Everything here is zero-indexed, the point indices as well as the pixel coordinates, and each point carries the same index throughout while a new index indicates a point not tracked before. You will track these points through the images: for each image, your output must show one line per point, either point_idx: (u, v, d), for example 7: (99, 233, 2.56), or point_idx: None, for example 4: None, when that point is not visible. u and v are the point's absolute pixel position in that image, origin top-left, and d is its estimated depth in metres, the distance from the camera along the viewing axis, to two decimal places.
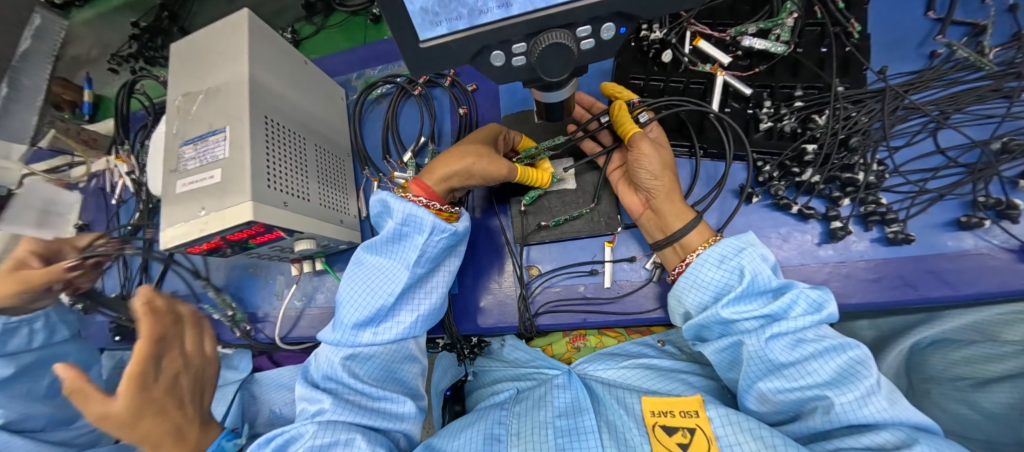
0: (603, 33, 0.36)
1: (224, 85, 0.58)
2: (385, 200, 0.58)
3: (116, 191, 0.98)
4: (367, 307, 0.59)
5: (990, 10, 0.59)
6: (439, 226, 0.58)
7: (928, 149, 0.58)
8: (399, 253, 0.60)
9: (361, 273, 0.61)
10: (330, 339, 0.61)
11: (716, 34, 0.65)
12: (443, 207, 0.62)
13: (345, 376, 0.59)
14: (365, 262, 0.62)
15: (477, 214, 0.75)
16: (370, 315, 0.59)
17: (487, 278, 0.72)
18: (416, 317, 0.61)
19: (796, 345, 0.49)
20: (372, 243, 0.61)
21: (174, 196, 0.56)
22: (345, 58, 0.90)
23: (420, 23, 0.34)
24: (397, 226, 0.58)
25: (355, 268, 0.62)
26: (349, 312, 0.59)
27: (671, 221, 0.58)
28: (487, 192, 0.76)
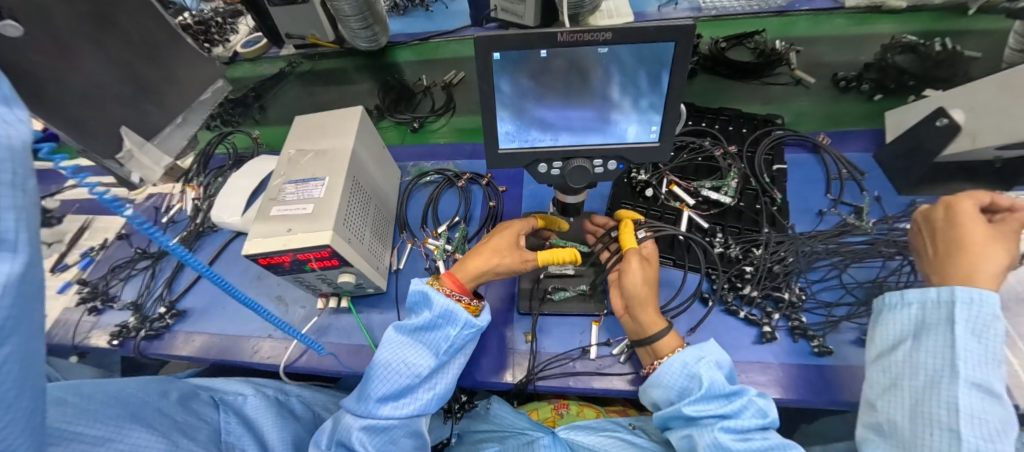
0: (609, 166, 0.59)
1: (332, 150, 0.79)
2: (426, 293, 0.70)
3: (173, 212, 1.12)
4: (395, 384, 0.68)
5: (866, 200, 0.87)
6: (470, 322, 0.70)
7: (835, 285, 0.78)
8: (428, 339, 0.71)
9: (393, 350, 0.71)
10: (353, 408, 0.69)
11: (684, 183, 0.91)
12: (469, 300, 0.73)
13: (362, 443, 0.65)
14: (397, 342, 0.72)
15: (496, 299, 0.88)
16: (395, 390, 0.68)
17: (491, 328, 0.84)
18: (431, 398, 0.70)
19: (744, 442, 0.59)
20: (407, 326, 0.72)
21: (268, 217, 0.71)
22: (405, 149, 1.16)
23: (502, 138, 0.57)
24: (434, 315, 0.70)
25: (387, 345, 0.72)
26: (378, 386, 0.68)
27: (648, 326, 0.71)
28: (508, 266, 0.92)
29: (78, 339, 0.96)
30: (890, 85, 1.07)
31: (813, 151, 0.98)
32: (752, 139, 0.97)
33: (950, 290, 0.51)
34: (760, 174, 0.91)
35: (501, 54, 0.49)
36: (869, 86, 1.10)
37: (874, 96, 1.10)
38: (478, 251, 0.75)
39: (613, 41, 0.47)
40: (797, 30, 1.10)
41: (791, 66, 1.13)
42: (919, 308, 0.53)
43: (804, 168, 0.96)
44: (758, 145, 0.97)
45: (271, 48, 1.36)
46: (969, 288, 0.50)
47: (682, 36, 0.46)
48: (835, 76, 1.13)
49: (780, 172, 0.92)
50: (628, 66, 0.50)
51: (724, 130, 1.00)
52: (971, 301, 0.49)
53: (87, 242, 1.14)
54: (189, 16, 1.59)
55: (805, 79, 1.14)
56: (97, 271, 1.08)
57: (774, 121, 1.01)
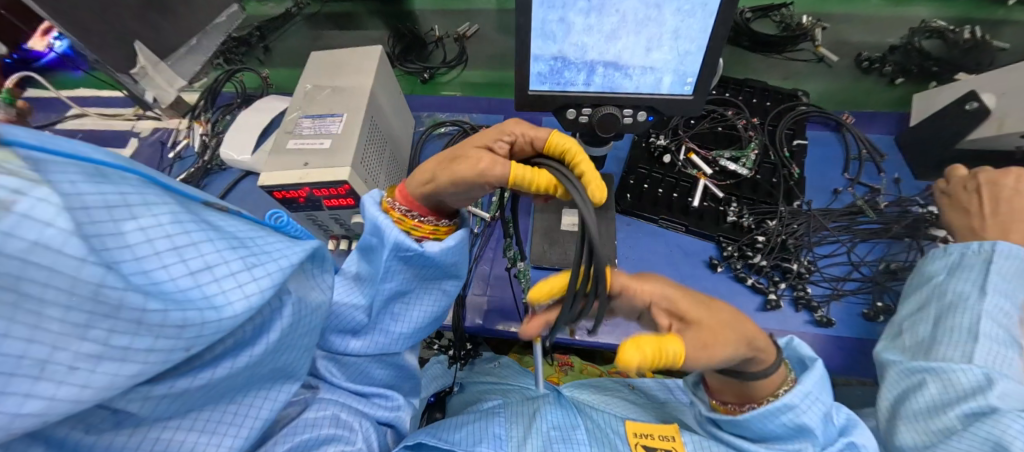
0: (638, 117, 0.58)
1: (350, 88, 0.77)
2: (364, 207, 0.55)
3: (179, 147, 1.10)
4: (349, 310, 0.59)
5: (883, 180, 0.87)
6: (404, 240, 0.52)
7: (843, 260, 0.79)
8: (375, 263, 0.59)
9: (347, 277, 0.61)
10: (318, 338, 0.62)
11: (703, 152, 0.90)
12: (427, 220, 0.56)
13: (327, 376, 0.59)
14: (352, 267, 0.62)
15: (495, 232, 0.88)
16: (351, 319, 0.59)
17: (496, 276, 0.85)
18: (395, 322, 0.61)
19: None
20: (358, 249, 0.60)
21: (283, 150, 0.70)
22: (419, 100, 1.13)
23: (533, 79, 0.55)
24: (367, 234, 0.56)
25: (343, 271, 0.62)
26: (332, 315, 0.59)
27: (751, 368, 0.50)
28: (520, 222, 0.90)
29: None
30: (913, 70, 1.05)
31: (835, 130, 0.97)
32: (775, 112, 0.95)
33: (992, 243, 0.59)
34: (781, 148, 0.90)
35: None
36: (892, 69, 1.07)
37: (895, 80, 1.07)
38: (431, 158, 0.55)
39: None
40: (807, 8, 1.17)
41: (815, 42, 1.12)
42: (959, 255, 0.61)
43: (825, 146, 0.95)
44: (780, 119, 0.95)
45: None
46: (1007, 243, 0.58)
47: None
48: (859, 56, 1.10)
49: (801, 147, 0.91)
50: (674, 8, 0.47)
51: (748, 102, 0.99)
52: (1009, 254, 0.58)
53: None
54: None
55: (827, 57, 1.11)
56: None
57: (800, 96, 0.99)
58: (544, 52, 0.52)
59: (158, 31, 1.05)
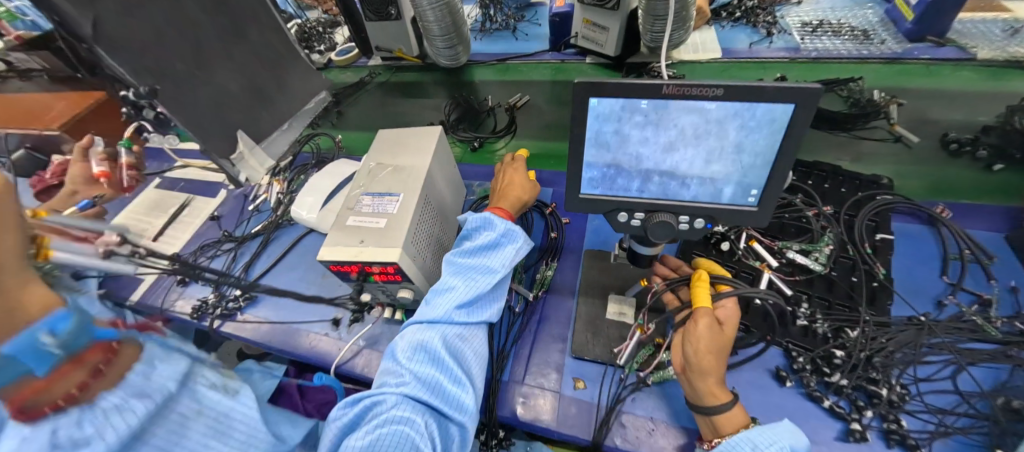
0: (695, 224, 0.55)
1: (409, 167, 0.82)
2: (489, 216, 0.79)
3: (258, 201, 1.23)
4: (466, 293, 0.72)
5: (994, 289, 0.74)
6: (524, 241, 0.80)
7: (946, 387, 0.67)
8: (489, 256, 0.78)
9: (457, 269, 0.76)
10: (415, 336, 0.69)
11: (767, 241, 0.84)
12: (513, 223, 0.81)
13: (425, 370, 0.65)
14: (457, 260, 0.77)
15: (547, 300, 0.86)
16: (471, 298, 0.71)
17: (528, 356, 0.79)
18: (491, 316, 0.75)
19: None
20: (466, 248, 0.78)
21: (344, 226, 0.75)
22: (472, 169, 1.18)
23: (584, 183, 0.55)
24: (498, 234, 0.78)
25: (449, 266, 0.77)
26: (445, 298, 0.72)
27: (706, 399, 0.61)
28: (560, 302, 0.85)
29: (166, 307, 1.07)
30: (1015, 155, 0.94)
31: (927, 223, 0.86)
32: (852, 201, 0.87)
33: None
34: (861, 243, 0.81)
35: (598, 101, 0.47)
36: (987, 153, 0.97)
37: (992, 166, 0.97)
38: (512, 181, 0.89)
39: (724, 95, 0.44)
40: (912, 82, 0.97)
41: (891, 120, 1.03)
42: None
43: (915, 241, 0.84)
44: (858, 209, 0.86)
45: (361, 58, 1.52)
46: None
47: (805, 99, 0.42)
48: (945, 136, 1.01)
49: (885, 242, 0.81)
50: (737, 124, 0.46)
51: (819, 187, 0.91)
52: None
53: (183, 219, 1.29)
54: (298, 23, 1.77)
55: (907, 137, 1.03)
56: (189, 247, 1.21)
57: (881, 183, 0.90)
58: (596, 158, 0.52)
59: (258, 125, 0.75)
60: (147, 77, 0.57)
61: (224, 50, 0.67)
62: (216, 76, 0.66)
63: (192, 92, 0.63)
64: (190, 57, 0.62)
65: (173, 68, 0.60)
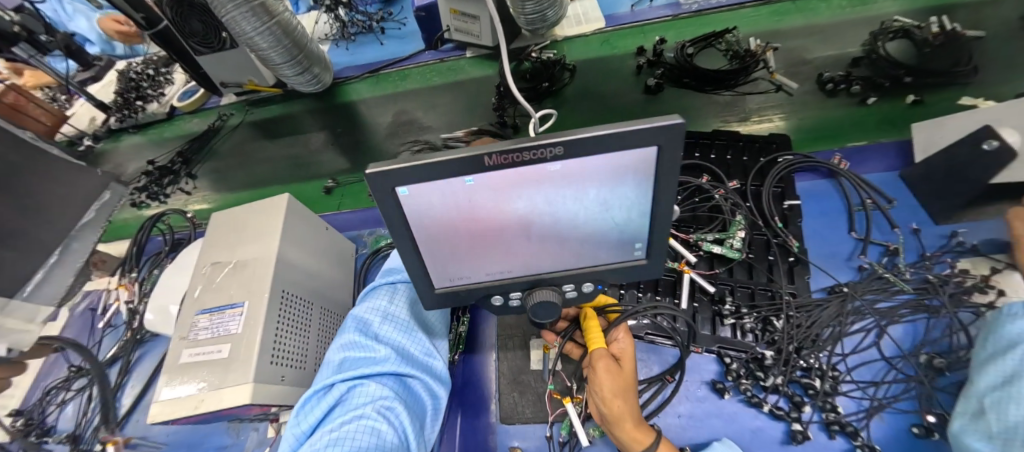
0: (583, 287, 0.45)
1: (252, 260, 0.65)
2: None
3: (107, 316, 1.00)
4: None
5: (898, 236, 0.73)
6: None
7: (873, 355, 0.66)
8: None
9: None
10: (375, 322, 0.64)
11: (682, 235, 0.78)
12: None
13: (401, 335, 0.63)
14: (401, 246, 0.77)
15: (468, 360, 0.76)
16: None
17: (460, 435, 0.69)
18: None
19: None
20: None
21: (177, 366, 0.58)
22: (359, 215, 1.01)
23: (436, 276, 0.43)
24: None
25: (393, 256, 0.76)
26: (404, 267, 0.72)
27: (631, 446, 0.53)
28: (483, 359, 0.75)
29: None
30: (883, 84, 0.91)
31: (828, 176, 0.84)
32: (756, 171, 0.82)
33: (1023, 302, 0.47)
34: (772, 218, 0.77)
35: (407, 191, 0.34)
36: (861, 87, 0.92)
37: (867, 99, 0.92)
38: None
39: (567, 152, 0.32)
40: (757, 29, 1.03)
41: (770, 68, 0.98)
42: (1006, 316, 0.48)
43: (820, 199, 0.82)
44: (763, 177, 0.82)
45: (213, 98, 1.36)
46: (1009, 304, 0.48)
47: (669, 141, 0.31)
48: (820, 77, 0.95)
49: (793, 210, 0.78)
50: (597, 181, 0.35)
51: (723, 160, 0.86)
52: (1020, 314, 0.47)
53: None
54: (117, 70, 1.43)
55: (786, 84, 0.97)
56: (31, 394, 0.96)
57: (779, 141, 0.86)
58: (438, 248, 0.40)
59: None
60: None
61: None
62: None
63: None
64: None
65: None
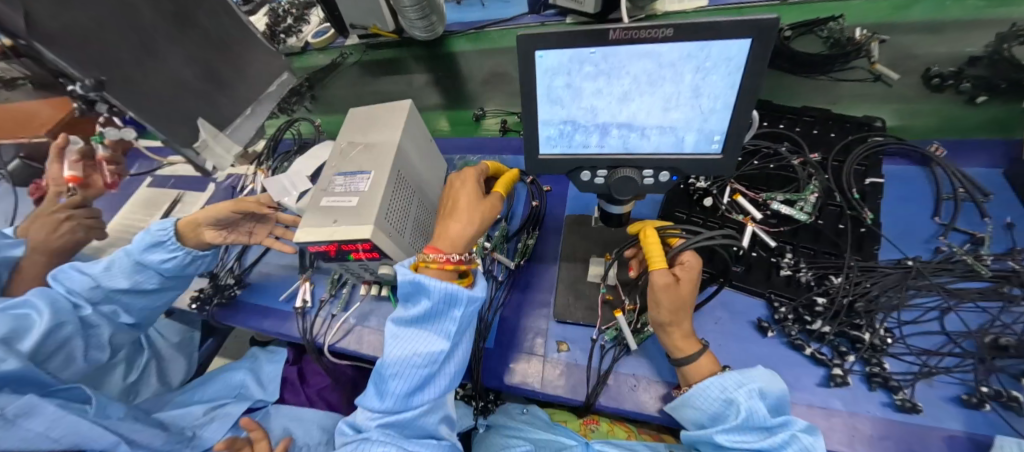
0: (660, 177, 0.54)
1: (379, 143, 0.81)
2: (417, 282, 0.63)
3: (245, 191, 1.24)
4: (414, 363, 0.62)
5: (988, 227, 0.71)
6: (470, 296, 0.65)
7: (933, 328, 0.66)
8: (430, 329, 0.65)
9: (402, 338, 0.65)
10: (374, 407, 0.65)
11: (752, 194, 0.82)
12: (458, 261, 0.67)
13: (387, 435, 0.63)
14: (400, 337, 0.66)
15: (532, 268, 0.87)
16: (417, 374, 0.62)
17: (516, 322, 0.80)
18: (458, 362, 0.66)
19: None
20: (404, 319, 0.65)
21: (317, 207, 0.75)
22: (452, 143, 1.16)
23: (543, 143, 0.54)
24: (432, 302, 0.63)
25: (392, 339, 0.66)
26: (395, 375, 0.63)
27: (676, 352, 0.63)
28: (545, 271, 0.86)
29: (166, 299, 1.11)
30: (1000, 85, 0.86)
31: (920, 164, 0.82)
32: (841, 146, 0.83)
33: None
34: (849, 189, 0.78)
35: (544, 54, 0.44)
36: (972, 85, 0.89)
37: (975, 99, 0.90)
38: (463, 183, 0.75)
39: (675, 36, 0.40)
40: (910, 17, 0.88)
41: (871, 60, 0.93)
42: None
43: (906, 183, 0.81)
44: (847, 154, 0.83)
45: (339, 38, 1.39)
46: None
47: (760, 33, 0.38)
48: (927, 71, 0.92)
49: (874, 187, 0.78)
50: (693, 66, 0.43)
51: (807, 135, 0.88)
52: None
53: (176, 214, 1.32)
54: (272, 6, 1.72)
55: (886, 76, 0.94)
56: None
57: (872, 125, 0.86)
58: (551, 114, 0.50)
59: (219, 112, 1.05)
60: (92, 70, 0.75)
61: (168, 42, 0.89)
62: (166, 65, 0.90)
63: (146, 77, 0.86)
64: (130, 48, 0.81)
65: (119, 59, 0.80)
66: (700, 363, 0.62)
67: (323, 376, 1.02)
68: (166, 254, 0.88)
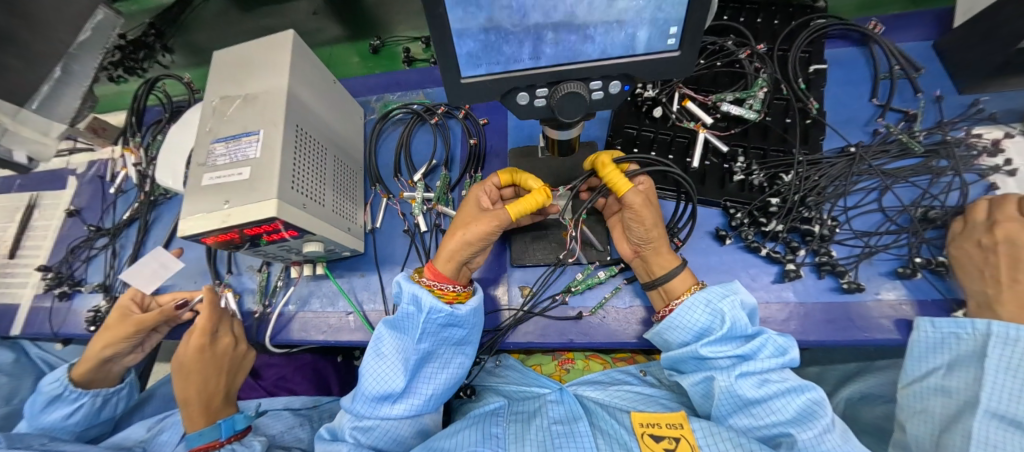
0: (610, 89, 0.46)
1: (262, 93, 0.63)
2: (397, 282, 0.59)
3: (118, 180, 1.00)
4: (386, 382, 0.58)
5: (920, 102, 0.72)
6: (437, 308, 0.56)
7: (873, 209, 0.68)
8: (405, 335, 0.60)
9: (379, 350, 0.60)
10: (350, 406, 0.61)
11: (701, 97, 0.76)
12: (451, 288, 0.60)
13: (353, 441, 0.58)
14: (382, 343, 0.61)
15: None
16: (387, 390, 0.58)
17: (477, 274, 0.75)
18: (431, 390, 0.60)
19: (762, 383, 0.54)
20: (391, 319, 0.60)
21: (199, 188, 0.59)
22: (365, 81, 0.97)
23: (464, 62, 0.43)
24: (404, 307, 0.58)
25: (373, 344, 0.61)
26: (369, 384, 0.59)
27: (657, 269, 0.63)
28: None
29: (56, 326, 0.92)
30: None
31: (859, 44, 0.80)
32: (786, 33, 0.78)
33: (987, 324, 0.50)
34: (795, 79, 0.74)
35: None
36: None
37: None
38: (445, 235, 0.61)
39: None
40: None
41: None
42: (954, 340, 0.52)
43: (846, 66, 0.79)
44: (792, 40, 0.78)
45: None
46: (1006, 324, 0.48)
47: None
48: None
49: (818, 73, 0.75)
50: None
51: (751, 24, 0.81)
52: (1008, 341, 0.48)
53: (35, 222, 1.06)
54: None
55: None
56: (56, 252, 1.01)
57: (814, 5, 0.81)
58: (466, 22, 0.38)
59: (11, 76, 0.60)
60: None
61: None
62: None
63: None
64: None
65: None
66: (682, 275, 0.62)
67: (278, 367, 0.95)
68: (69, 407, 0.77)
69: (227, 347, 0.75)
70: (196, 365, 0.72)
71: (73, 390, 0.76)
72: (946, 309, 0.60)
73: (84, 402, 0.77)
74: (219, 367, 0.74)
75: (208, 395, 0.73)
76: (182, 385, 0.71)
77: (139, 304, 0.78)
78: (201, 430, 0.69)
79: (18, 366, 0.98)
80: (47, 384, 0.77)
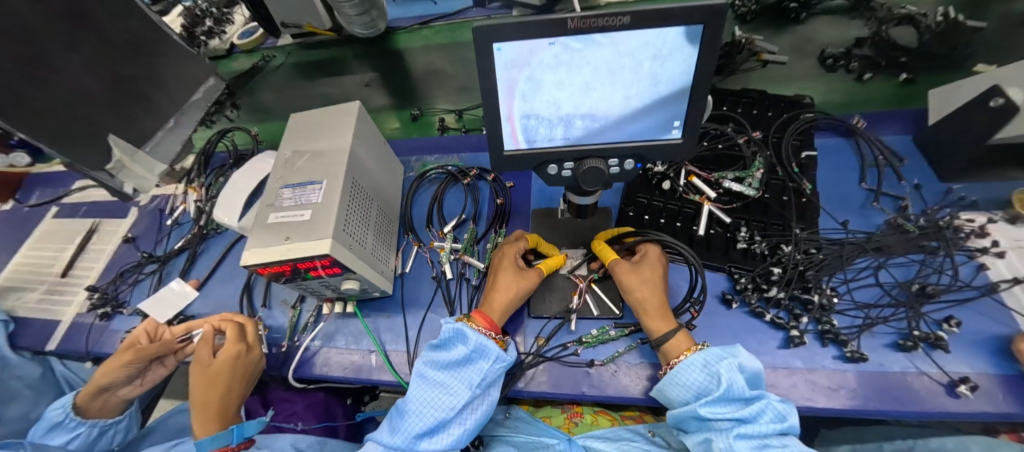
0: (625, 165, 0.55)
1: (329, 150, 0.75)
2: (460, 328, 0.62)
3: (176, 213, 1.12)
4: (432, 417, 0.59)
5: (907, 189, 0.81)
6: (502, 356, 0.62)
7: (870, 283, 0.73)
8: (459, 374, 0.62)
9: (426, 386, 0.61)
10: (387, 441, 0.60)
11: (704, 174, 0.86)
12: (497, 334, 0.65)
13: None
14: (428, 376, 0.63)
15: None
16: (433, 423, 0.58)
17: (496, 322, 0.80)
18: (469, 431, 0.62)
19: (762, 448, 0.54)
20: (439, 357, 0.63)
21: (264, 224, 0.68)
22: (406, 143, 1.11)
23: (507, 138, 0.53)
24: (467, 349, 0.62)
25: (417, 379, 0.63)
26: (414, 419, 0.59)
27: (653, 333, 0.67)
28: None
29: (91, 344, 0.97)
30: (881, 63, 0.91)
31: (846, 136, 0.90)
32: (778, 124, 0.90)
33: None
34: (788, 164, 0.84)
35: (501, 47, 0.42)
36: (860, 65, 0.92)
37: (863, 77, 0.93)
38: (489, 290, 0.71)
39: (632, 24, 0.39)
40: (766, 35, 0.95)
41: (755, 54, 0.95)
42: None
43: (835, 154, 0.89)
44: (785, 130, 0.89)
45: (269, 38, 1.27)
46: None
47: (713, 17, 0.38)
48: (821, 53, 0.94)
49: (809, 159, 0.85)
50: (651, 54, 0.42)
51: (747, 115, 0.93)
52: None
53: (92, 246, 1.16)
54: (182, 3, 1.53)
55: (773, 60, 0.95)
56: (106, 274, 1.09)
57: (803, 102, 0.93)
58: (514, 109, 0.49)
59: (132, 121, 0.76)
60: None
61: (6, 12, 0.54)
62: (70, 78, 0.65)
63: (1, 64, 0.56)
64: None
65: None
66: (678, 337, 0.66)
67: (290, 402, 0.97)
68: (67, 435, 0.80)
69: (253, 355, 0.77)
70: (222, 371, 0.72)
71: (74, 417, 0.80)
72: (950, 385, 0.61)
73: (81, 432, 0.80)
74: (243, 376, 0.75)
75: (226, 405, 0.73)
76: (196, 389, 0.72)
77: (151, 334, 0.82)
78: (217, 434, 0.68)
79: (44, 382, 1.01)
80: (52, 410, 0.81)
